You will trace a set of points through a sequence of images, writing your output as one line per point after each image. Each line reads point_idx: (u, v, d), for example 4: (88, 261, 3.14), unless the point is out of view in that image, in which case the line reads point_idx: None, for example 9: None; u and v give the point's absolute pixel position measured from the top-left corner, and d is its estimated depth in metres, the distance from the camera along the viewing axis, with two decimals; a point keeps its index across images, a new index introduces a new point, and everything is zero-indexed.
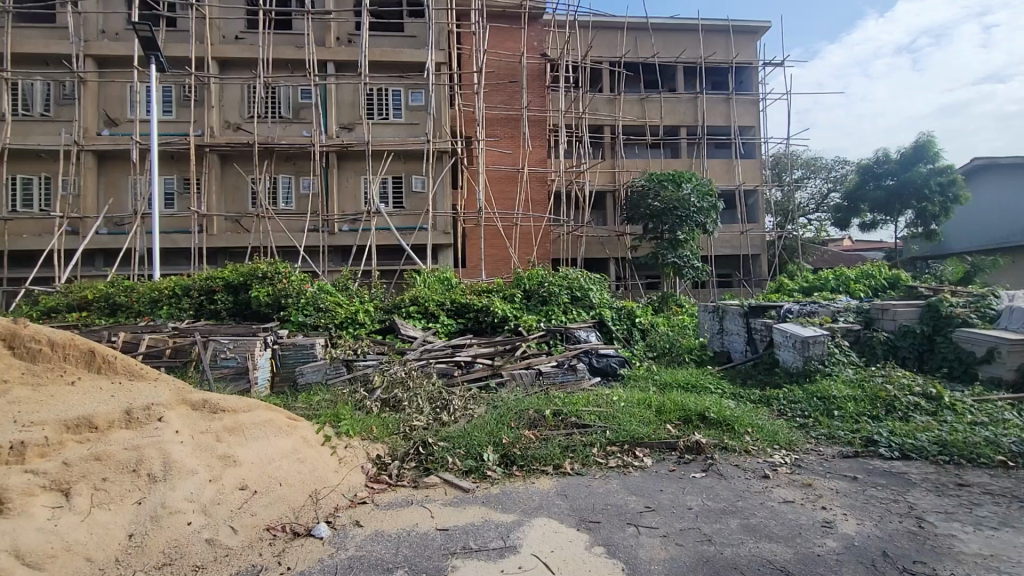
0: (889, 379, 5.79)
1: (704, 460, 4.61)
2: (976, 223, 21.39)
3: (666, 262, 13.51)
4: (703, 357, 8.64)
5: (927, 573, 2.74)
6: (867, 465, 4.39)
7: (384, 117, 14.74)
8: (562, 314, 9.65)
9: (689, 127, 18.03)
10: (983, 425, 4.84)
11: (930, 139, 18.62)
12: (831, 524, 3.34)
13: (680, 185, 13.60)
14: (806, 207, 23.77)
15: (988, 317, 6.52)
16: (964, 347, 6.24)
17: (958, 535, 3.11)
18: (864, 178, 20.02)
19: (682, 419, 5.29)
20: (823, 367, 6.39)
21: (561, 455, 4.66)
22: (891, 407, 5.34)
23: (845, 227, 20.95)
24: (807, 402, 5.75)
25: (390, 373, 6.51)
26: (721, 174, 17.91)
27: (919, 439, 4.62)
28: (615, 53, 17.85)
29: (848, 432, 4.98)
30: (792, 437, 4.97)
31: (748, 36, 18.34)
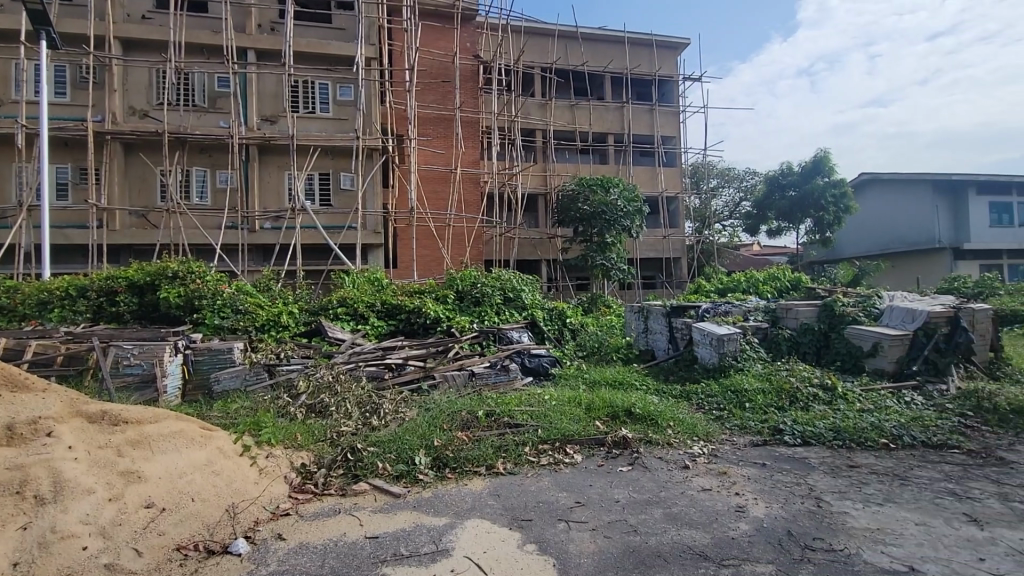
0: (792, 372, 6.33)
1: (630, 454, 4.81)
2: (864, 231, 23.83)
3: (595, 263, 13.98)
4: (629, 355, 9.03)
5: (824, 548, 3.03)
6: (774, 452, 4.78)
7: (310, 111, 14.12)
8: (495, 315, 9.71)
9: (616, 135, 18.74)
10: (869, 412, 5.42)
11: (826, 154, 20.58)
12: (743, 508, 3.61)
13: (608, 190, 14.12)
14: (721, 214, 25.47)
15: (873, 314, 7.29)
16: (854, 342, 6.95)
17: (850, 512, 3.47)
18: (771, 189, 21.77)
19: (610, 415, 5.51)
20: (736, 363, 6.88)
21: (493, 455, 4.69)
22: (793, 398, 5.84)
23: (755, 233, 22.68)
24: (722, 396, 6.18)
25: (316, 378, 6.23)
26: (645, 181, 18.78)
27: (817, 426, 5.10)
28: (546, 59, 18.23)
29: (758, 422, 5.40)
30: (709, 429, 5.31)
31: (670, 51, 19.38)
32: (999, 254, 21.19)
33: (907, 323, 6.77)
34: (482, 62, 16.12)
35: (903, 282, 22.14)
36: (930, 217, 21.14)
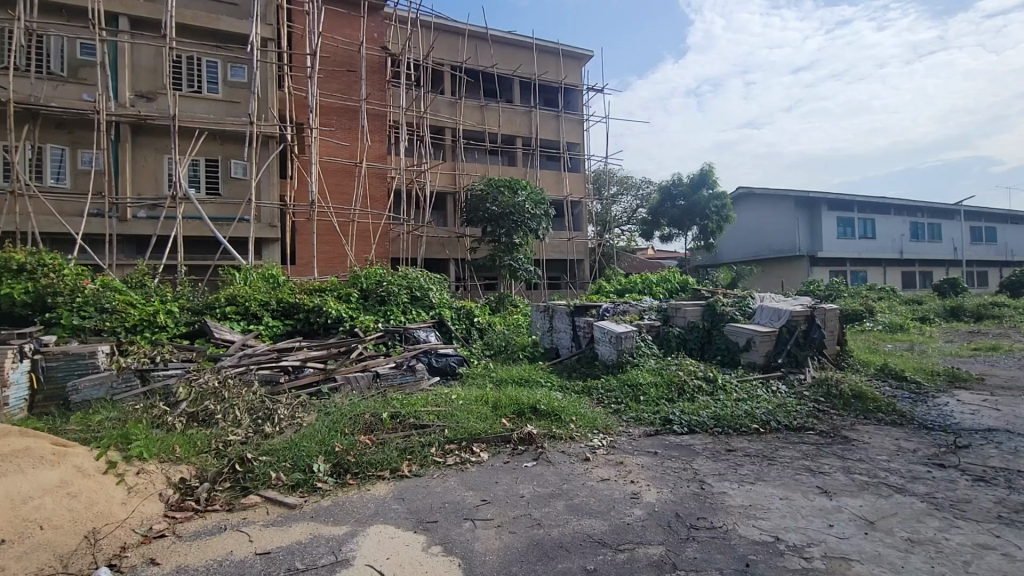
0: (681, 366, 6.87)
1: (535, 450, 4.94)
2: (742, 239, 26.60)
3: (502, 264, 14.16)
4: (534, 353, 9.25)
5: (706, 526, 3.33)
6: (664, 440, 5.17)
7: (195, 90, 12.83)
8: (401, 314, 9.48)
9: (524, 138, 19.15)
10: (744, 400, 6.05)
11: (710, 168, 22.60)
12: (638, 495, 3.87)
13: (516, 192, 14.36)
14: (620, 219, 27.01)
15: (747, 313, 8.12)
16: (731, 338, 7.71)
17: (727, 492, 3.85)
18: (663, 197, 23.48)
19: (515, 412, 5.64)
20: (632, 359, 7.34)
21: (399, 458, 4.59)
22: (681, 390, 6.35)
23: (649, 238, 24.36)
24: (619, 390, 6.56)
25: (199, 384, 5.67)
26: (551, 185, 19.37)
27: (701, 416, 5.59)
28: (456, 58, 18.15)
29: (651, 414, 5.80)
30: (608, 422, 5.61)
31: (576, 61, 20.18)
32: (845, 262, 24.56)
33: (774, 321, 7.64)
34: (390, 54, 15.68)
35: (771, 284, 25.25)
36: (792, 229, 23.99)
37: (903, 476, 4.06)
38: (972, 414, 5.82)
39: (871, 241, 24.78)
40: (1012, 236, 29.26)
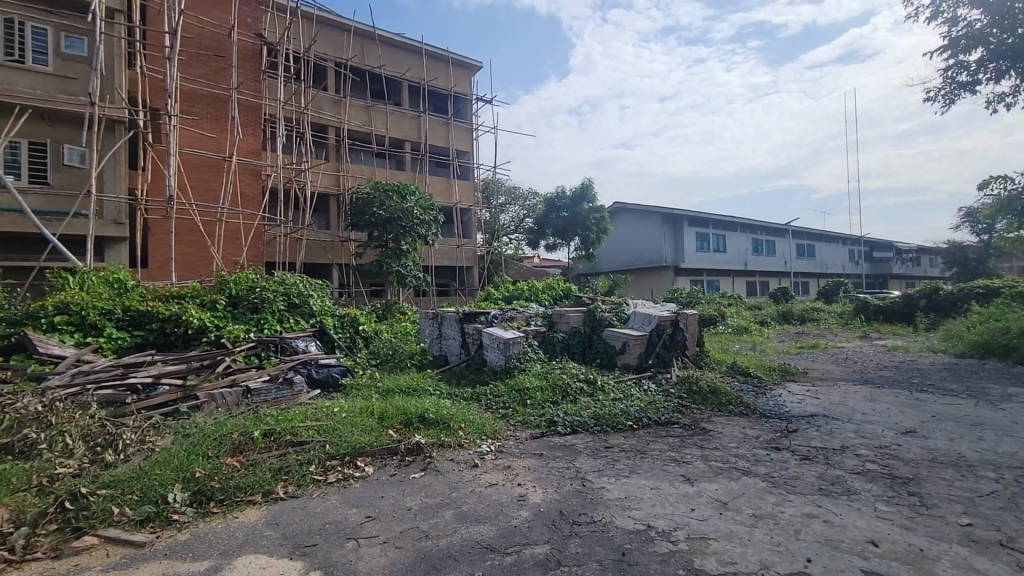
0: (565, 370, 7.21)
1: (423, 459, 4.85)
2: (618, 249, 28.80)
3: (390, 270, 13.74)
4: (422, 361, 9.09)
5: (587, 521, 3.51)
6: (549, 442, 5.37)
7: (16, 59, 10.79)
8: (277, 323, 8.78)
9: (413, 142, 18.89)
10: (621, 399, 6.50)
11: (590, 182, 24.08)
12: (524, 497, 3.98)
13: (404, 197, 14.08)
14: (507, 228, 27.70)
15: (622, 318, 8.77)
16: (609, 341, 8.27)
17: (606, 486, 4.11)
18: (548, 209, 24.55)
19: (403, 422, 5.51)
20: (519, 364, 7.55)
21: (273, 479, 4.23)
22: (564, 392, 6.65)
23: (535, 247, 25.30)
24: (507, 395, 6.71)
25: (16, 409, 4.73)
26: (440, 191, 19.29)
27: (583, 416, 5.90)
28: (341, 54, 17.38)
29: (537, 417, 6.01)
30: (496, 427, 5.70)
31: (464, 70, 20.37)
32: (702, 272, 27.62)
33: (645, 326, 8.33)
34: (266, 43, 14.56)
35: (642, 292, 27.65)
36: (660, 242, 26.43)
37: (748, 459, 4.66)
38: (799, 402, 6.85)
39: (723, 254, 28.16)
40: (826, 251, 35.05)
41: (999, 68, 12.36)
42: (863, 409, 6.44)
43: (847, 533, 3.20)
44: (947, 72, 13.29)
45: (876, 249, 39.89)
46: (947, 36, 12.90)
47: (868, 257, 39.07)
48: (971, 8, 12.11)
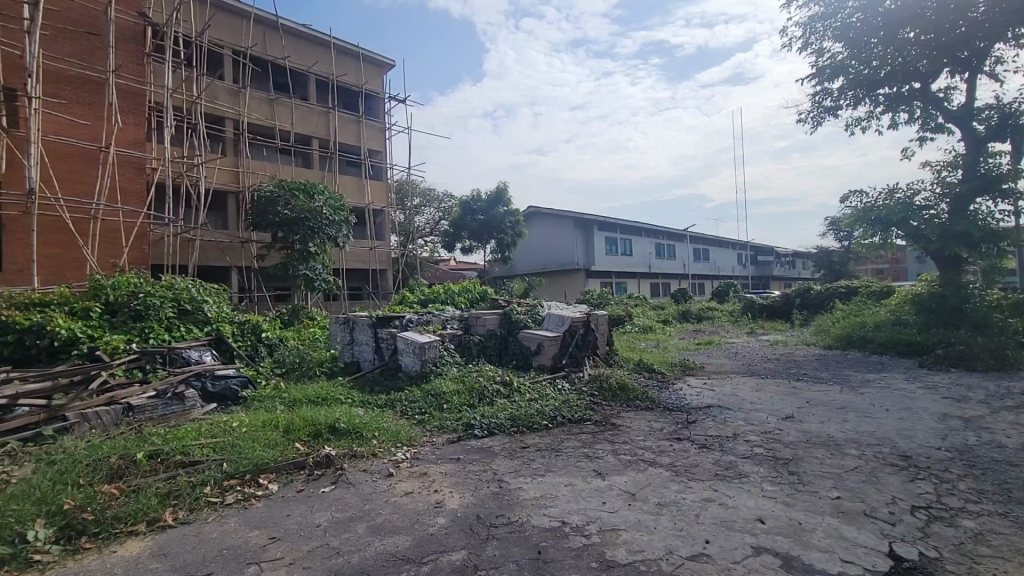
0: (481, 372, 7.22)
1: (334, 472, 4.62)
2: (533, 253, 29.51)
3: (296, 273, 12.96)
4: (333, 369, 8.68)
5: (503, 523, 3.54)
6: (466, 445, 5.35)
7: None
8: (165, 332, 7.96)
9: (321, 139, 18.02)
10: (536, 399, 6.63)
11: (504, 186, 24.37)
12: (441, 503, 3.93)
13: (312, 197, 13.36)
14: (423, 230, 27.28)
15: (537, 319, 8.96)
16: (524, 343, 8.41)
17: (523, 486, 4.17)
18: (464, 211, 24.51)
19: (311, 434, 5.22)
20: (436, 368, 7.45)
21: (160, 505, 3.82)
22: (481, 395, 6.66)
23: (450, 249, 25.16)
24: (423, 400, 6.60)
25: None
26: (351, 191, 18.56)
27: (500, 418, 5.95)
28: (240, 42, 16.19)
29: (454, 421, 5.96)
30: (411, 434, 5.57)
31: (376, 68, 19.79)
32: (611, 275, 29.00)
33: (559, 327, 8.57)
34: (151, 23, 13.20)
35: (556, 294, 28.46)
36: (572, 245, 27.39)
37: (654, 451, 4.95)
38: (697, 395, 7.40)
39: (630, 257, 29.76)
40: (719, 255, 38.26)
41: (856, 96, 14.23)
42: (751, 399, 7.09)
43: (739, 513, 3.50)
44: (816, 97, 15.08)
45: (760, 253, 44.15)
46: (816, 65, 14.64)
47: (754, 260, 43.18)
48: (834, 42, 13.82)
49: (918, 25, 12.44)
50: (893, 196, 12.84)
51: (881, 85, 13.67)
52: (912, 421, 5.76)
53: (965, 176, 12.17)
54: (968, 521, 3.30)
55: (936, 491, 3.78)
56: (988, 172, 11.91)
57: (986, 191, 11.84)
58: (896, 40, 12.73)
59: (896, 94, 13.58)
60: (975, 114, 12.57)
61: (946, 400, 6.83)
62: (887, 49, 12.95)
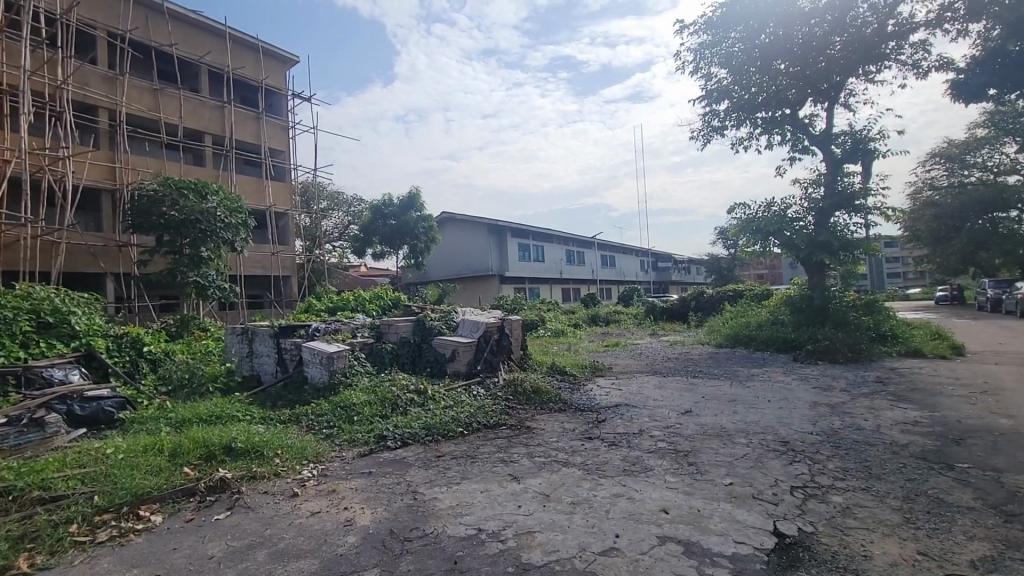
0: (394, 382, 6.99)
1: (230, 496, 4.24)
2: (447, 258, 29.35)
3: (185, 281, 11.79)
4: (229, 384, 7.99)
5: (418, 536, 3.44)
6: (378, 458, 5.15)
7: None
8: (21, 349, 6.90)
9: (215, 136, 16.63)
10: (451, 407, 6.54)
11: (417, 191, 23.96)
12: (351, 521, 3.74)
13: (203, 197, 12.24)
14: (330, 235, 26.08)
15: (451, 326, 8.88)
16: (438, 350, 8.29)
17: (438, 496, 4.09)
18: (375, 216, 23.79)
19: (203, 456, 4.77)
20: (345, 379, 7.12)
21: (11, 551, 3.28)
22: (394, 404, 6.46)
23: (360, 255, 24.29)
24: (331, 413, 6.27)
25: None
26: (250, 192, 17.29)
27: (414, 427, 5.80)
28: (116, 24, 14.52)
29: (365, 434, 5.71)
30: (319, 450, 5.26)
31: (277, 63, 18.66)
32: (524, 280, 29.54)
33: (474, 333, 8.56)
34: None
35: (470, 300, 28.52)
36: (485, 251, 27.58)
37: (567, 451, 5.08)
38: (606, 395, 7.73)
39: (542, 264, 30.52)
40: (624, 262, 40.40)
41: (738, 118, 15.74)
42: (654, 396, 7.53)
43: (645, 505, 3.69)
44: (705, 117, 16.46)
45: (661, 260, 47.26)
46: (704, 88, 16.02)
47: (654, 266, 46.14)
48: (720, 68, 15.21)
49: (788, 58, 14.02)
50: (770, 208, 14.33)
51: (759, 109, 15.20)
52: (790, 409, 6.42)
53: (827, 193, 13.87)
54: (837, 496, 3.74)
55: (811, 471, 4.24)
56: (844, 190, 13.67)
57: (843, 206, 13.59)
58: (770, 70, 14.30)
59: (772, 118, 15.20)
60: (834, 139, 14.41)
61: (816, 389, 7.71)
62: (763, 77, 14.54)
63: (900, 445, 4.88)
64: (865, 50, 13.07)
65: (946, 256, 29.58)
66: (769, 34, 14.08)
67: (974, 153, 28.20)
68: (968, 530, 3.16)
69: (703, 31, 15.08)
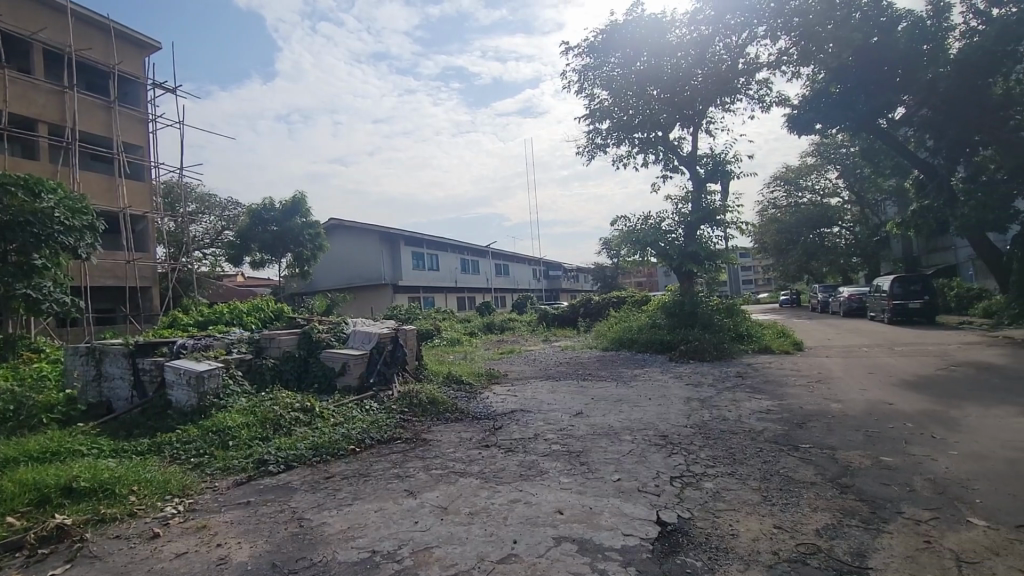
0: (276, 400, 6.45)
1: (69, 547, 3.60)
2: (336, 267, 27.97)
3: (11, 295, 9.89)
4: (70, 413, 6.85)
5: (304, 567, 3.18)
6: (257, 486, 4.70)
7: None
8: None
9: (52, 125, 14.30)
10: (342, 424, 6.18)
11: (302, 197, 22.54)
12: (225, 559, 3.36)
13: (37, 195, 10.43)
14: (200, 241, 23.57)
15: (341, 338, 8.44)
16: (327, 364, 7.83)
17: (327, 520, 3.82)
18: (253, 222, 21.96)
19: (34, 502, 4.02)
20: (218, 401, 6.44)
21: None
22: (277, 425, 5.96)
23: (236, 264, 22.27)
24: (202, 440, 5.62)
25: None
26: (98, 192, 15.09)
27: (299, 449, 5.39)
28: None
29: (242, 460, 5.18)
30: (187, 481, 4.68)
31: (135, 48, 16.56)
32: (418, 290, 29.01)
33: (366, 344, 8.20)
34: None
35: (362, 310, 27.52)
36: (377, 260, 26.70)
37: (464, 461, 5.03)
38: (502, 402, 7.80)
39: (437, 273, 30.23)
40: (517, 270, 41.35)
41: (618, 137, 16.87)
42: (548, 400, 7.75)
43: (542, 508, 3.77)
44: (589, 134, 17.48)
45: (551, 268, 49.16)
46: (589, 107, 17.04)
47: (546, 275, 47.84)
48: (601, 90, 16.27)
49: (658, 85, 15.37)
50: (647, 221, 15.59)
51: (636, 129, 16.23)
52: (668, 406, 6.97)
53: (694, 208, 15.40)
54: (709, 482, 4.12)
55: (687, 461, 4.64)
56: (706, 207, 15.29)
57: (707, 221, 15.19)
58: (644, 96, 15.56)
59: (646, 139, 16.39)
60: (698, 160, 16.09)
61: (689, 386, 8.46)
62: (639, 102, 15.76)
63: (758, 431, 5.52)
64: (721, 83, 15.42)
65: (787, 265, 34.32)
66: (643, 63, 15.35)
67: (805, 178, 32.81)
68: (813, 503, 3.65)
69: (586, 54, 16.07)
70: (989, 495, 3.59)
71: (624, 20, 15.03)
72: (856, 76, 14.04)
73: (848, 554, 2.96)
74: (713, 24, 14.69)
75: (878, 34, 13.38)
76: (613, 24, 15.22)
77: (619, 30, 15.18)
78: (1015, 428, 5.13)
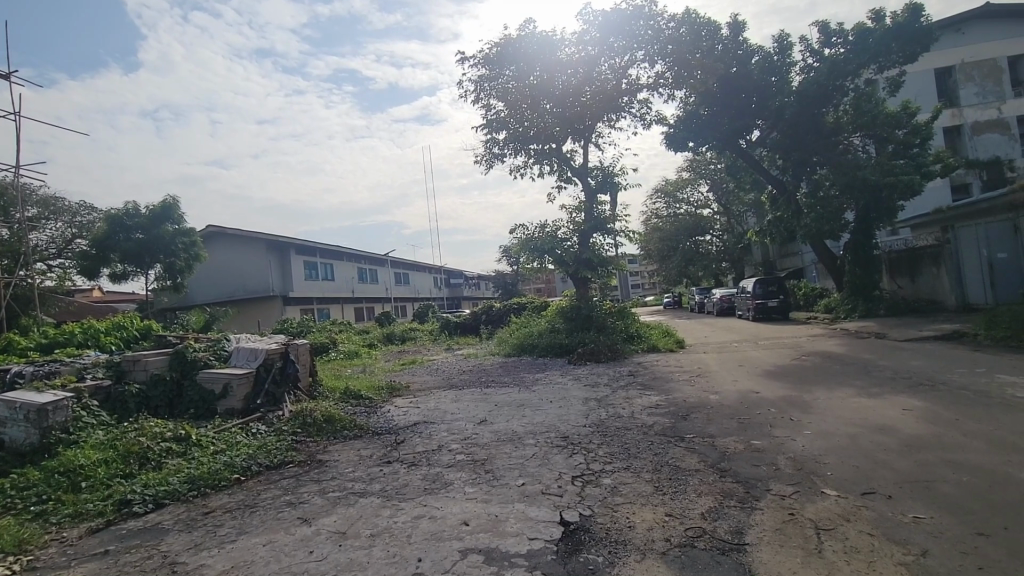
0: (142, 431, 5.66)
1: None
2: (215, 279, 25.53)
3: None
4: None
5: None
6: (118, 531, 4.09)
7: None
8: None
9: None
10: (223, 452, 5.59)
11: (175, 202, 20.27)
12: None
13: None
14: (43, 252, 20.26)
15: (222, 357, 7.64)
16: (204, 387, 7.04)
17: (206, 562, 3.42)
18: (112, 229, 19.29)
19: None
20: (67, 437, 5.53)
21: None
22: (143, 460, 5.24)
23: (92, 276, 19.44)
24: (44, 484, 4.77)
25: None
26: None
27: (171, 483, 4.78)
28: None
29: (97, 503, 4.47)
30: (24, 535, 3.92)
31: None
32: (311, 301, 27.34)
33: (251, 362, 7.51)
34: None
35: (247, 325, 25.36)
36: (264, 271, 24.78)
37: (363, 480, 4.79)
38: (404, 415, 7.55)
39: (332, 282, 28.69)
40: (416, 279, 40.53)
41: (515, 148, 17.20)
42: (451, 411, 7.61)
43: (446, 521, 3.69)
44: (487, 144, 17.67)
45: (451, 276, 48.78)
46: (486, 117, 17.19)
47: (447, 283, 47.49)
48: (497, 101, 16.53)
49: (551, 99, 15.91)
50: (544, 230, 16.09)
51: (532, 141, 16.67)
52: (568, 407, 7.19)
53: (587, 218, 16.16)
54: (607, 478, 4.32)
55: (587, 460, 4.81)
56: (598, 216, 16.12)
57: (598, 229, 16.00)
58: (539, 109, 16.06)
59: (542, 150, 16.83)
60: (590, 172, 16.96)
61: (587, 387, 8.80)
62: (533, 115, 16.22)
63: (649, 426, 5.88)
64: (607, 100, 16.18)
65: (669, 270, 37.22)
66: (536, 78, 15.82)
67: (682, 191, 35.80)
68: (698, 489, 3.95)
69: (482, 65, 16.26)
70: (837, 467, 4.15)
71: (517, 35, 15.45)
72: (721, 103, 16.11)
73: (728, 533, 3.24)
74: (598, 46, 15.44)
75: (736, 66, 15.63)
76: (508, 38, 15.59)
77: (513, 44, 15.54)
78: (853, 407, 6.00)
